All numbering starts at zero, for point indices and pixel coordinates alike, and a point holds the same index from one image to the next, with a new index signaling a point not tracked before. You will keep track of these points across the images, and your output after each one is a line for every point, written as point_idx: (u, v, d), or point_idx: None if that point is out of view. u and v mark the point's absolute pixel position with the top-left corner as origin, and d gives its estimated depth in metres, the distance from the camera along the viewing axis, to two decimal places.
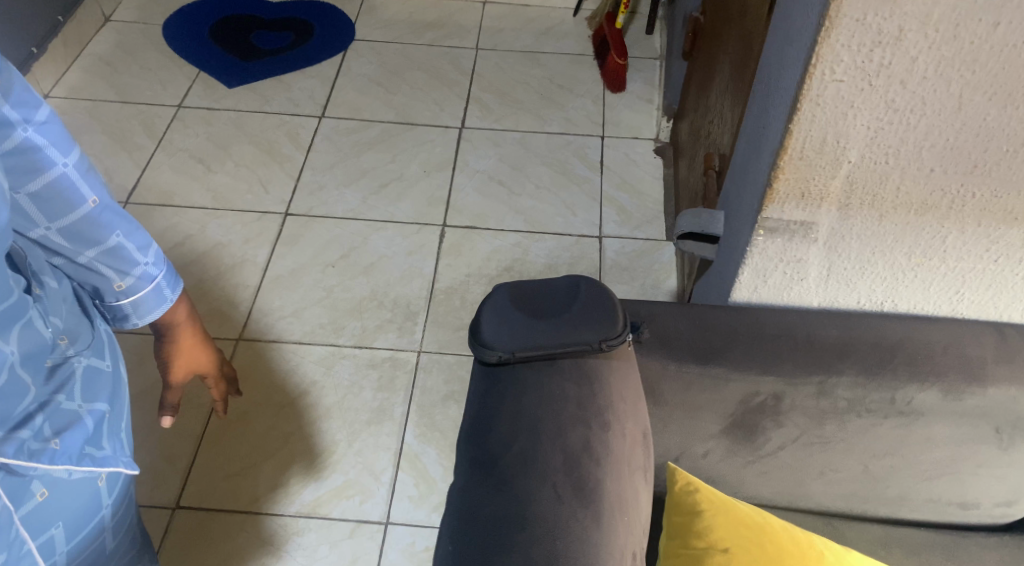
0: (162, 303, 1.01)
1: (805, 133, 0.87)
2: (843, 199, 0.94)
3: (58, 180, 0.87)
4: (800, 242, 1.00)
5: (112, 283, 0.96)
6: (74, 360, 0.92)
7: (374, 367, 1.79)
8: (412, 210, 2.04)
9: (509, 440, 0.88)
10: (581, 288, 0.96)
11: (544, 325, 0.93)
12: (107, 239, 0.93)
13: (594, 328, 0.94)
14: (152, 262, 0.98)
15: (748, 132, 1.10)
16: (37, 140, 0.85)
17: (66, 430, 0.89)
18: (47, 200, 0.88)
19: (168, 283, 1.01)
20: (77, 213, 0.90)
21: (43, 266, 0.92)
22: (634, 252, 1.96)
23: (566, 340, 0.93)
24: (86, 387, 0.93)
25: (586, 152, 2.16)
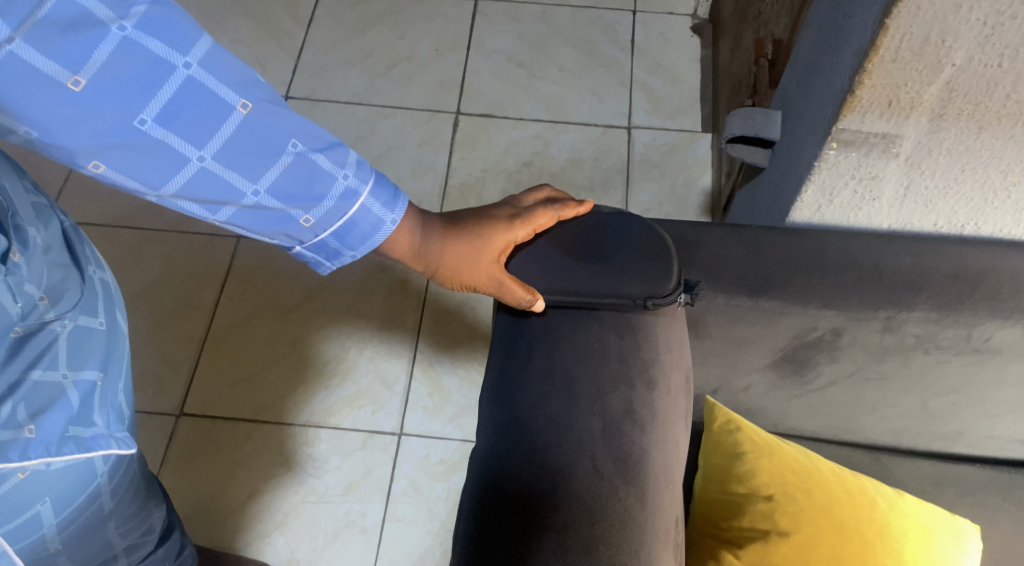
0: (382, 227, 0.80)
1: (904, 30, 0.72)
2: (938, 108, 0.78)
3: (183, 86, 0.68)
4: (878, 158, 0.85)
5: (301, 219, 0.77)
6: (56, 324, 0.79)
7: (384, 269, 1.67)
8: (424, 96, 1.87)
9: (541, 403, 0.80)
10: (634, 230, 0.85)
11: (583, 271, 0.84)
12: (279, 156, 0.73)
13: (638, 279, 0.83)
14: (351, 173, 0.77)
15: (818, 18, 0.94)
16: (143, 38, 0.66)
17: (46, 413, 0.77)
18: (187, 119, 0.69)
19: (385, 199, 0.80)
20: (232, 126, 0.71)
21: (25, 210, 0.80)
22: (665, 146, 1.81)
23: (606, 290, 0.83)
24: (73, 353, 0.80)
25: (615, 29, 1.97)
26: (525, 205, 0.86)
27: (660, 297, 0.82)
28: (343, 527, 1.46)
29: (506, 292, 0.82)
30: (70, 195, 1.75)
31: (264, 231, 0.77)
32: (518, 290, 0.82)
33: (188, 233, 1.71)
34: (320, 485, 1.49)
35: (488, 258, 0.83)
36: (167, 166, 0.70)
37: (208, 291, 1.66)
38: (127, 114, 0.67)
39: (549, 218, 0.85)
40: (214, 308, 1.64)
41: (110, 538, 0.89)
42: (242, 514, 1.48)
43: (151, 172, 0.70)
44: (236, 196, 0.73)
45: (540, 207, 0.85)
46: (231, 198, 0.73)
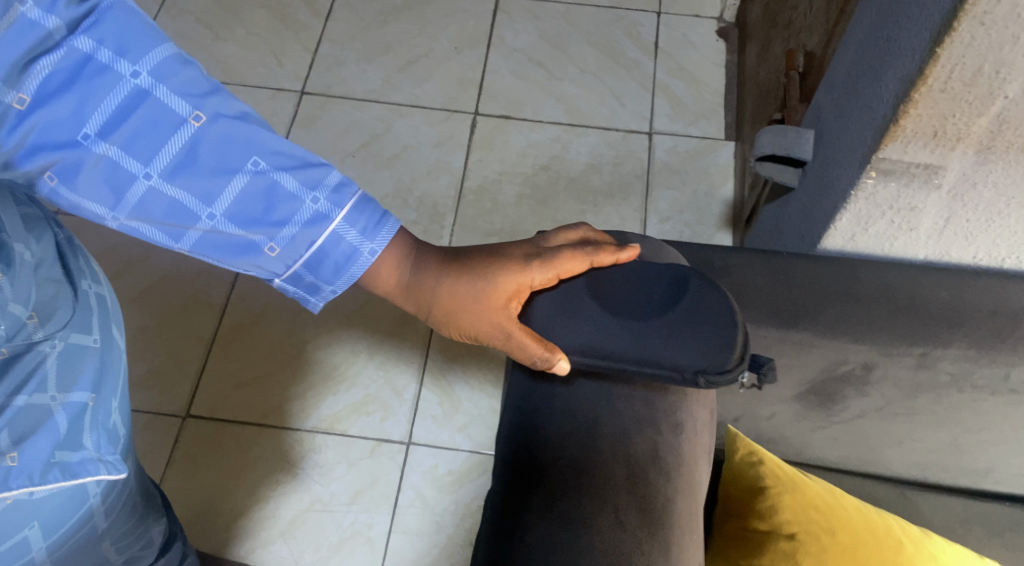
0: (357, 255, 0.83)
1: (956, 59, 0.69)
2: (986, 140, 0.75)
3: (132, 102, 0.73)
4: (919, 188, 0.82)
5: (267, 248, 0.81)
6: (43, 345, 0.76)
7: None
8: (441, 94, 1.84)
9: (563, 446, 0.78)
10: (703, 293, 0.80)
11: (628, 336, 0.79)
12: (234, 177, 0.77)
13: (697, 350, 0.78)
14: (321, 202, 0.80)
15: (856, 39, 0.90)
16: (95, 53, 0.71)
17: (28, 439, 0.74)
18: (136, 137, 0.73)
19: (365, 230, 0.83)
20: (182, 143, 0.75)
21: (15, 224, 0.76)
22: (686, 153, 1.77)
23: (652, 360, 0.78)
24: (62, 374, 0.77)
25: (638, 30, 1.92)
26: (551, 250, 0.84)
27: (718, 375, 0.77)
28: (349, 536, 1.43)
29: (517, 347, 0.81)
30: None
31: (228, 259, 0.80)
32: (532, 346, 0.80)
33: None
34: (326, 493, 1.46)
35: (495, 305, 0.83)
36: (119, 184, 0.74)
37: (216, 289, 1.63)
38: (77, 131, 0.72)
39: (580, 266, 0.83)
40: (222, 307, 1.61)
41: (107, 554, 0.87)
42: (246, 520, 1.45)
43: (105, 192, 0.74)
44: (191, 217, 0.77)
45: (567, 254, 0.83)
46: (185, 220, 0.77)
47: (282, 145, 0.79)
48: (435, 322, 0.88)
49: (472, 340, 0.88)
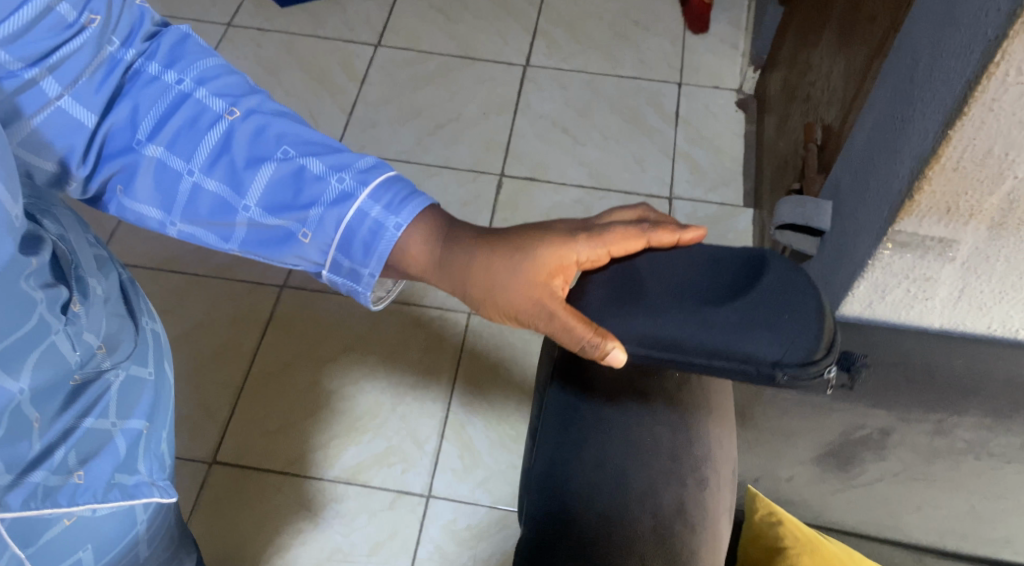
0: (383, 230, 0.82)
1: (967, 142, 0.74)
2: (997, 217, 0.80)
3: (176, 107, 0.80)
4: (934, 260, 0.86)
5: (300, 236, 0.82)
6: (110, 374, 0.80)
7: (421, 327, 1.68)
8: (470, 155, 1.90)
9: (591, 496, 0.80)
10: (786, 280, 0.77)
11: (698, 324, 0.75)
12: (264, 163, 0.81)
13: (775, 341, 0.74)
14: (348, 182, 0.81)
15: (872, 117, 0.94)
16: (147, 65, 0.80)
17: (93, 459, 0.79)
18: (178, 135, 0.80)
19: (387, 204, 0.82)
20: (217, 137, 0.80)
21: (87, 261, 0.82)
22: (706, 218, 1.81)
23: (724, 352, 0.75)
24: (123, 402, 0.81)
25: (661, 100, 1.99)
26: (601, 225, 0.83)
27: (802, 370, 0.74)
28: None
29: (566, 329, 0.80)
30: (121, 235, 1.79)
31: (271, 254, 0.83)
32: (583, 333, 0.78)
33: (233, 280, 1.74)
34: (346, 543, 1.48)
35: (541, 284, 0.82)
36: (169, 186, 0.81)
37: (247, 339, 1.67)
38: (131, 137, 0.80)
39: (638, 245, 0.81)
40: (251, 356, 1.65)
41: None
42: None
43: (157, 194, 0.81)
44: (231, 211, 0.81)
45: (619, 231, 0.81)
46: (228, 214, 0.82)
47: (312, 135, 0.83)
48: (473, 301, 0.86)
49: (511, 321, 0.86)
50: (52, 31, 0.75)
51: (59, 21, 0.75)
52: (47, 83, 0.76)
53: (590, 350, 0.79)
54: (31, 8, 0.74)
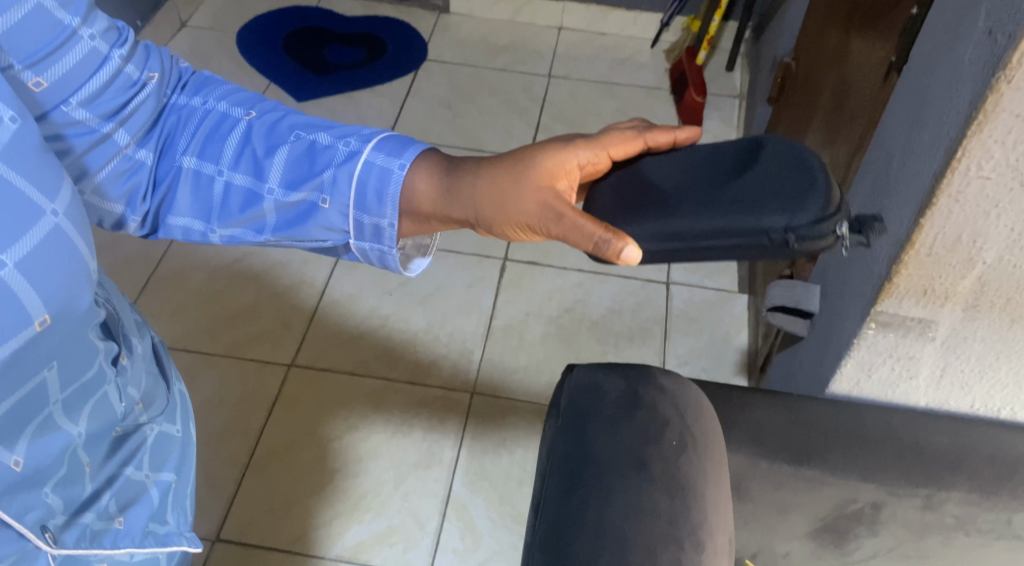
0: (390, 175, 0.87)
1: (938, 230, 0.80)
2: (971, 299, 0.86)
3: (207, 121, 0.88)
4: (915, 339, 0.92)
5: (321, 204, 0.87)
6: (147, 427, 0.87)
7: (425, 406, 1.71)
8: (475, 241, 1.98)
9: (592, 554, 0.82)
10: (782, 162, 0.83)
11: (705, 211, 0.83)
12: (282, 145, 0.87)
13: (781, 207, 0.79)
14: (353, 144, 0.88)
15: (855, 205, 1.02)
16: (177, 97, 0.89)
17: (132, 506, 0.84)
18: (205, 142, 0.87)
19: (385, 154, 0.87)
20: (238, 135, 0.87)
21: (129, 323, 0.89)
22: (703, 302, 1.87)
23: (733, 227, 0.80)
24: (155, 455, 0.87)
25: None
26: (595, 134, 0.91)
27: (811, 230, 0.77)
28: None
29: (578, 224, 0.84)
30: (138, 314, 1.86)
31: (300, 232, 0.89)
32: (594, 227, 0.84)
33: (243, 359, 1.78)
34: None
35: (546, 188, 0.87)
36: (206, 192, 0.87)
37: (254, 418, 1.71)
38: (169, 158, 0.87)
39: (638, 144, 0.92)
40: (259, 433, 1.69)
41: None
42: None
43: (197, 205, 0.88)
44: (259, 198, 0.87)
45: (615, 138, 0.91)
46: (256, 205, 0.87)
47: (316, 121, 0.90)
48: (483, 224, 0.89)
49: (523, 238, 0.90)
50: (120, 91, 0.84)
51: (126, 81, 0.84)
52: (120, 134, 0.84)
53: (602, 249, 0.84)
54: (106, 71, 0.82)
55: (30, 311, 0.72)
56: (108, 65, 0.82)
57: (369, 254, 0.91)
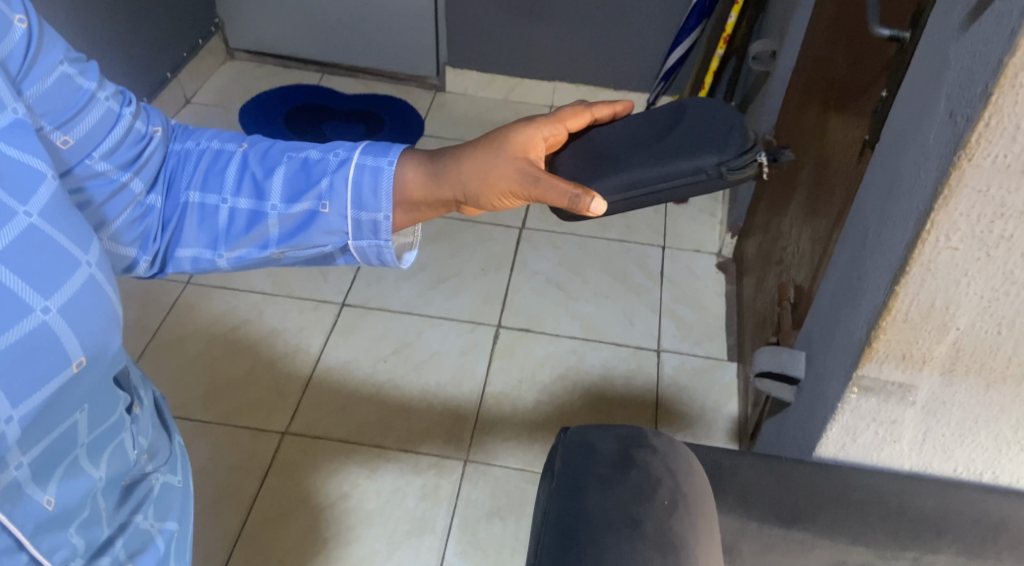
0: (381, 171, 0.93)
1: (912, 296, 0.85)
2: (948, 364, 0.89)
3: (206, 158, 0.94)
4: (897, 404, 0.95)
5: (321, 210, 0.92)
6: (152, 476, 0.91)
7: (419, 474, 1.72)
8: (469, 308, 2.02)
9: None
10: (699, 122, 1.06)
11: (655, 160, 1.02)
12: (278, 166, 0.93)
13: (711, 151, 1.01)
14: (343, 154, 0.93)
15: (836, 275, 1.06)
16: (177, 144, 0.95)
17: (141, 553, 0.86)
18: (207, 175, 0.93)
19: (372, 155, 0.93)
20: (237, 166, 0.93)
21: (137, 377, 0.94)
22: (693, 370, 1.90)
23: (680, 170, 1.00)
24: (160, 505, 0.90)
25: (647, 260, 2.15)
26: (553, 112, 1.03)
27: (736, 164, 0.99)
28: None
29: (551, 185, 0.93)
30: None
31: (303, 239, 0.93)
32: (565, 186, 0.92)
33: (237, 425, 1.79)
34: None
35: (518, 161, 0.95)
36: (212, 222, 0.92)
37: (247, 486, 1.70)
38: (176, 196, 0.92)
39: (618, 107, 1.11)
40: (252, 500, 1.68)
41: None
42: None
43: (204, 233, 0.92)
44: (263, 215, 0.92)
45: (569, 111, 1.06)
46: (259, 221, 0.92)
47: (305, 144, 0.96)
48: (468, 200, 0.96)
49: (503, 208, 0.98)
50: (130, 144, 0.90)
51: (136, 135, 0.91)
52: (134, 181, 0.90)
53: (575, 203, 0.91)
54: (119, 126, 0.89)
55: (69, 354, 0.76)
56: (120, 121, 0.89)
57: (368, 253, 0.95)
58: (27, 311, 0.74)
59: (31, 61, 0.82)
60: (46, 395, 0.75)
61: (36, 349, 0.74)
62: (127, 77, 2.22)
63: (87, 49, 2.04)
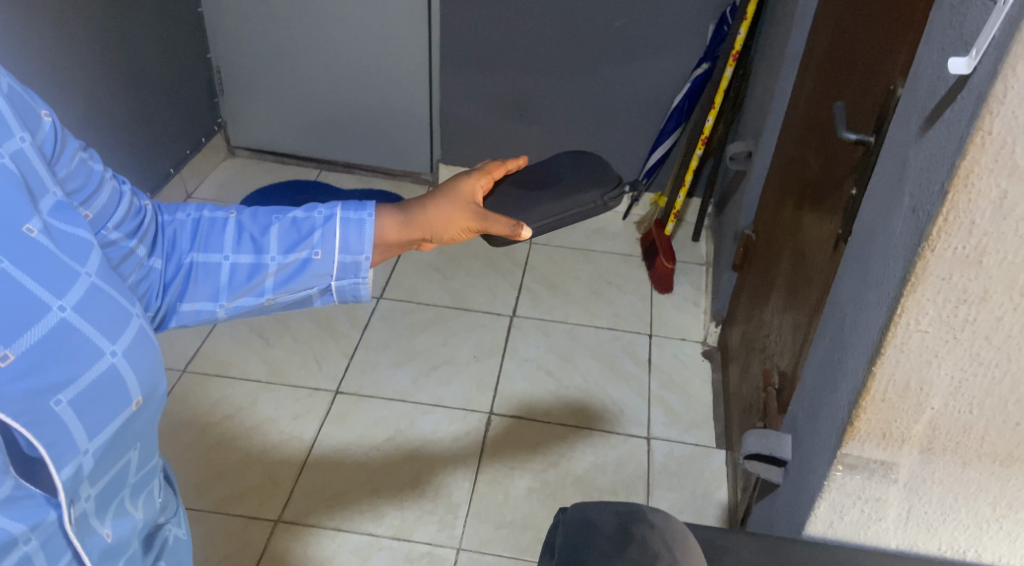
0: (364, 222, 1.02)
1: (888, 377, 0.90)
2: (926, 442, 0.95)
3: (198, 226, 1.00)
4: (880, 481, 0.99)
5: (314, 258, 1.01)
6: (166, 528, 0.98)
7: (411, 562, 1.72)
8: (461, 395, 2.06)
9: None
10: (574, 165, 1.24)
11: (551, 200, 1.17)
12: (269, 225, 1.01)
13: (592, 185, 1.18)
14: (326, 210, 1.02)
15: (816, 360, 1.13)
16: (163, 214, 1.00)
17: None
18: (203, 239, 0.99)
19: (353, 209, 1.02)
20: (231, 229, 1.00)
21: None
22: (682, 457, 1.93)
23: (573, 204, 1.17)
24: (172, 556, 0.98)
25: (634, 348, 2.21)
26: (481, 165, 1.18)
27: (613, 190, 1.17)
28: None
29: (497, 224, 1.08)
30: None
31: (296, 284, 1.01)
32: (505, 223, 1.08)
33: (230, 514, 1.79)
34: None
35: (469, 206, 1.10)
36: (214, 278, 0.98)
37: None
38: (177, 258, 0.98)
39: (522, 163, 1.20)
40: None
41: None
42: None
43: (207, 288, 0.98)
44: (262, 267, 0.99)
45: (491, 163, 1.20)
46: (258, 272, 0.99)
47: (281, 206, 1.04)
48: (427, 239, 1.08)
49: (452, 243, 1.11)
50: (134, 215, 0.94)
51: (137, 208, 0.95)
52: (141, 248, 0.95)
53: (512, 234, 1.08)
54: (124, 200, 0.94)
55: (131, 393, 0.82)
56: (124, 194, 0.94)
57: (346, 291, 1.04)
58: (100, 355, 0.80)
59: (59, 146, 0.88)
60: (113, 431, 0.81)
61: (109, 386, 0.81)
62: (133, 171, 2.30)
63: (97, 145, 2.13)
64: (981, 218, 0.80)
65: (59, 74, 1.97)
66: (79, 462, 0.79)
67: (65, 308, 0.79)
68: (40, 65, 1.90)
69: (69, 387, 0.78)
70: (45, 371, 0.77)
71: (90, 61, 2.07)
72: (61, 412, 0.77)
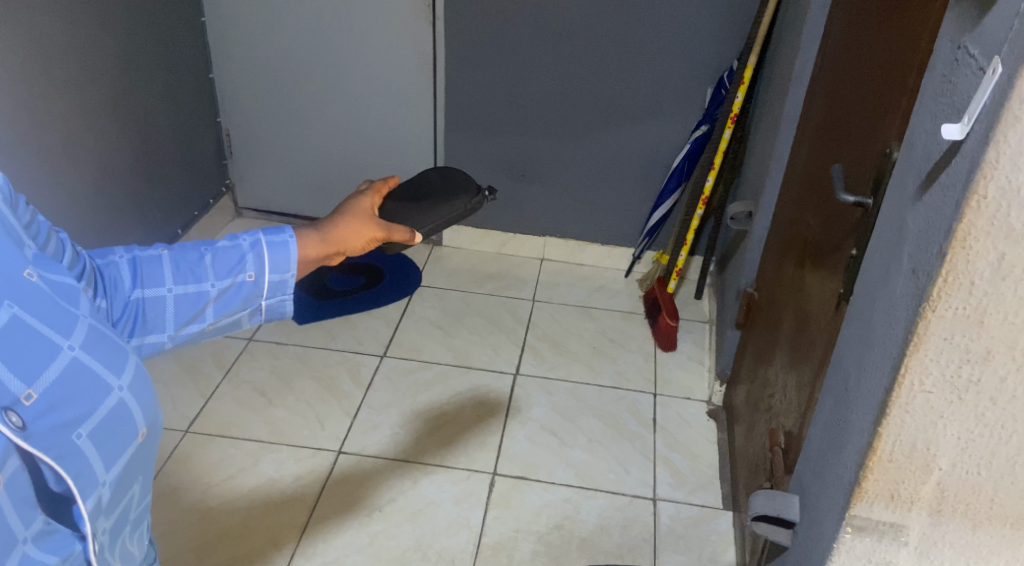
0: (288, 243, 1.06)
1: (894, 437, 0.90)
2: (934, 503, 0.93)
3: (135, 264, 1.01)
4: (890, 543, 0.97)
5: (248, 281, 1.04)
6: None
7: None
8: (463, 456, 2.04)
9: None
10: (439, 176, 1.38)
11: (428, 210, 1.31)
12: (200, 255, 1.03)
13: (458, 194, 1.35)
14: (251, 236, 1.05)
15: (822, 420, 1.12)
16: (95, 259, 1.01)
17: None
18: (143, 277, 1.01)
19: (275, 233, 1.06)
20: (166, 264, 1.02)
21: None
22: (689, 519, 1.91)
23: (445, 212, 1.32)
24: None
25: (638, 407, 2.20)
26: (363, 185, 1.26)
27: (475, 199, 1.35)
28: None
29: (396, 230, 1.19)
30: None
31: (234, 307, 1.04)
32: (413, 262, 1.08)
33: None
34: None
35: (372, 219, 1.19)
36: (159, 312, 1.01)
37: None
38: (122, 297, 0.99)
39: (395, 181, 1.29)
40: None
41: None
42: None
43: (153, 321, 1.00)
44: (200, 295, 1.02)
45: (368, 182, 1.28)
46: (199, 301, 1.02)
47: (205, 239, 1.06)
48: (341, 252, 1.15)
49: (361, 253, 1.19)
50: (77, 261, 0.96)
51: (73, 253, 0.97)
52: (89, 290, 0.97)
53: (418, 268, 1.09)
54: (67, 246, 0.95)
55: (136, 426, 0.89)
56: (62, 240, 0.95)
57: (273, 309, 1.08)
58: (109, 390, 0.85)
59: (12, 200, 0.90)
60: (123, 462, 0.88)
61: (120, 418, 0.86)
62: (140, 234, 2.32)
63: (103, 209, 2.15)
64: (980, 279, 0.81)
65: (68, 140, 1.99)
66: (99, 493, 0.86)
67: (74, 348, 0.83)
68: (51, 132, 1.93)
69: (88, 421, 0.83)
70: (64, 409, 0.82)
71: (101, 127, 2.11)
72: (82, 445, 0.83)
